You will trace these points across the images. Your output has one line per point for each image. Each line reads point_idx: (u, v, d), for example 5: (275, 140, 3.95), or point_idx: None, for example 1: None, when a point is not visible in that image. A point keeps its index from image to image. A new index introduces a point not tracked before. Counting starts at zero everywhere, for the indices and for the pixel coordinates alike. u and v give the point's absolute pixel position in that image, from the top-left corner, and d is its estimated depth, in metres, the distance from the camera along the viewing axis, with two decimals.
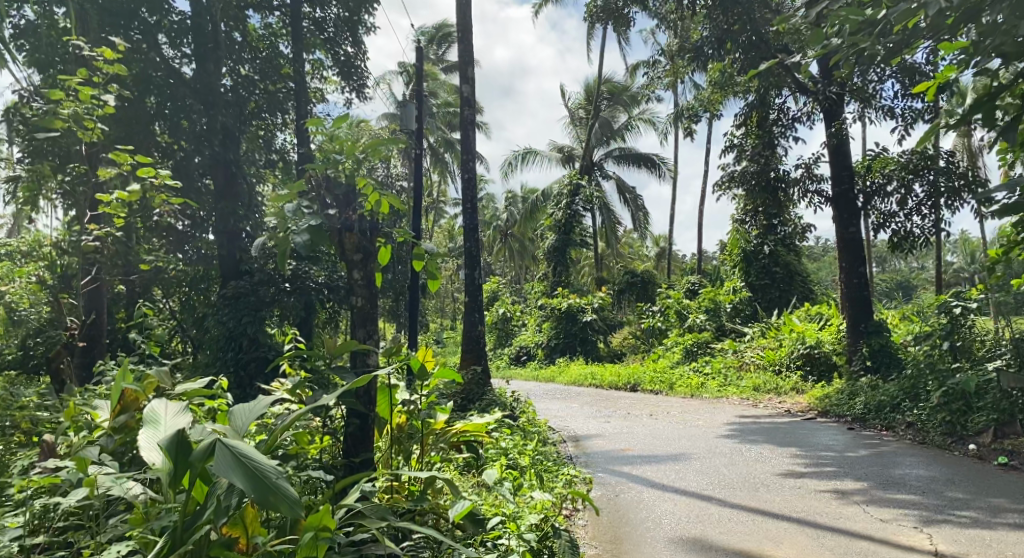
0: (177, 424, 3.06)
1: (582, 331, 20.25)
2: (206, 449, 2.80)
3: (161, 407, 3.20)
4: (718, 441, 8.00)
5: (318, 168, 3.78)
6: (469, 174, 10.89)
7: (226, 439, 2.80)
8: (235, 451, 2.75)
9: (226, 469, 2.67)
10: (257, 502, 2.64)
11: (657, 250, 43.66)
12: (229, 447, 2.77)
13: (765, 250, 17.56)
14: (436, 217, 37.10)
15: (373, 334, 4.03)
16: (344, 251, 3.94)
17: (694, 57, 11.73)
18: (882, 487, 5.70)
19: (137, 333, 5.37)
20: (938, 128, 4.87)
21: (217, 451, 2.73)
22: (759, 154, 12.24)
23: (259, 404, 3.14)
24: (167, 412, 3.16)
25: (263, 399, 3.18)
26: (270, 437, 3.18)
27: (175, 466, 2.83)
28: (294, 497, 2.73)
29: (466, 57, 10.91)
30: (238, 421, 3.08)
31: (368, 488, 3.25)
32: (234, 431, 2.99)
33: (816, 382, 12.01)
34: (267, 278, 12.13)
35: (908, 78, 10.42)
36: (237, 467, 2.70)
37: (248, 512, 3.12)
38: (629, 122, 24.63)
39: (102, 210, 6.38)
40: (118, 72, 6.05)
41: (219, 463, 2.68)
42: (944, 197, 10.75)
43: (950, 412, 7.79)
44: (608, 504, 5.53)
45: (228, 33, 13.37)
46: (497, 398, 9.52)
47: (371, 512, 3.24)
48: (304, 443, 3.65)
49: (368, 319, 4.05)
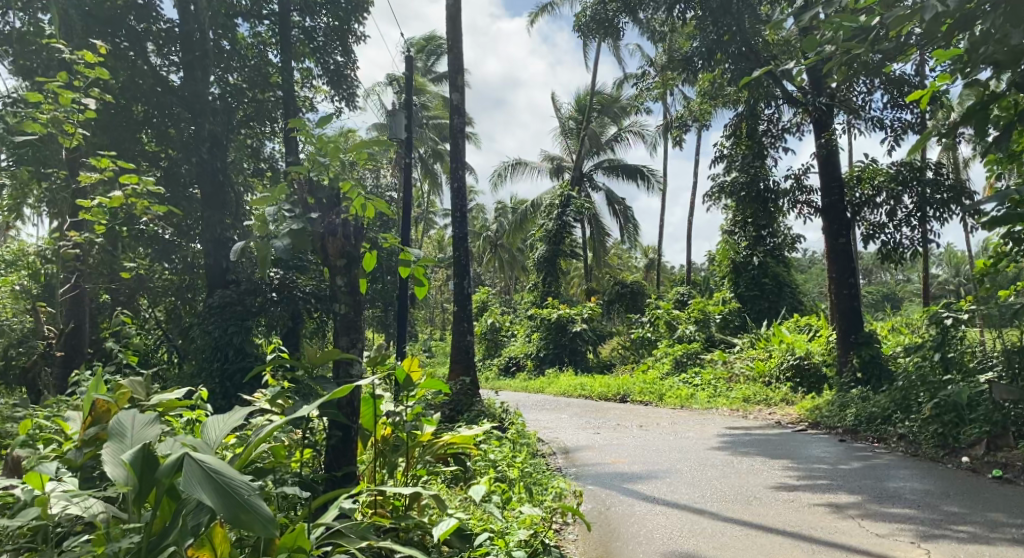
0: (144, 436, 2.93)
1: (572, 341, 20.16)
2: (173, 464, 2.66)
3: (128, 417, 3.03)
4: (709, 453, 7.92)
5: (301, 171, 3.65)
6: (458, 183, 10.81)
7: (195, 454, 2.67)
8: (206, 467, 2.61)
9: (194, 485, 2.54)
10: (228, 521, 2.50)
11: (646, 262, 43.78)
12: (199, 463, 2.63)
13: (754, 261, 17.57)
14: (425, 227, 36.97)
15: (356, 343, 3.94)
16: (328, 256, 3.83)
17: (685, 67, 11.72)
18: (877, 501, 5.62)
19: (115, 342, 5.22)
20: (929, 138, 4.78)
21: (185, 466, 2.60)
22: (749, 165, 12.23)
23: (234, 416, 3.00)
24: (134, 423, 3.01)
25: (238, 411, 3.05)
26: (244, 452, 3.06)
27: (141, 482, 2.73)
28: (269, 516, 2.59)
29: (457, 66, 10.85)
30: (210, 434, 2.95)
31: (348, 506, 3.14)
32: (205, 444, 2.86)
33: (806, 393, 11.96)
34: (254, 287, 11.98)
35: (897, 89, 10.45)
36: (207, 483, 2.57)
37: (216, 532, 2.97)
38: (619, 133, 24.68)
39: (83, 215, 6.22)
40: (100, 76, 5.91)
41: (187, 478, 2.55)
42: (933, 209, 10.77)
43: (942, 424, 7.75)
44: (598, 517, 5.42)
45: (216, 41, 13.27)
46: (486, 410, 9.41)
47: (351, 531, 3.12)
48: (282, 456, 3.51)
49: (351, 327, 3.93)
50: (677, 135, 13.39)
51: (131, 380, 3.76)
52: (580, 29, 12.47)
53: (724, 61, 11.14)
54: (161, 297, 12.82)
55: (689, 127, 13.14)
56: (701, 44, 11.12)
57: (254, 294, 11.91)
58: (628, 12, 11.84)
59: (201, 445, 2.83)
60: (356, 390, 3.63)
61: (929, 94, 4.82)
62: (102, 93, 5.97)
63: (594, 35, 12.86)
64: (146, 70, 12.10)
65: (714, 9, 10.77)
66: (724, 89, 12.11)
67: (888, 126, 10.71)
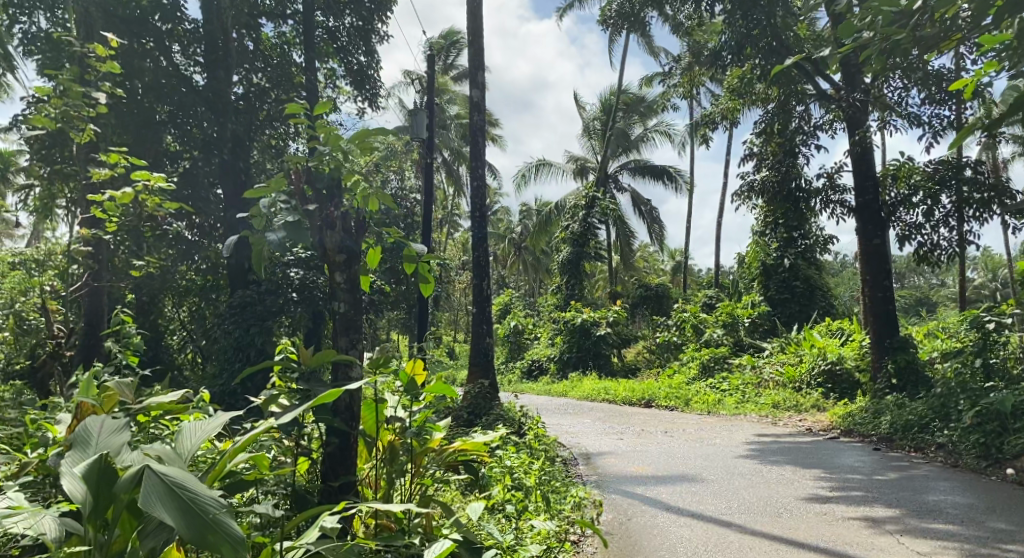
0: (108, 445, 2.67)
1: (596, 345, 19.85)
2: (132, 477, 2.43)
3: (95, 424, 2.78)
4: (737, 461, 7.61)
5: (298, 159, 3.43)
6: (479, 182, 10.62)
7: (157, 465, 2.43)
8: (169, 482, 2.39)
9: (154, 501, 2.32)
10: (192, 541, 2.29)
11: (673, 264, 43.36)
12: (163, 476, 2.41)
13: (784, 263, 17.21)
14: (450, 230, 36.87)
15: (356, 343, 3.69)
16: (326, 252, 3.60)
17: (713, 63, 11.38)
18: (916, 515, 5.29)
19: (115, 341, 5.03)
20: (970, 131, 4.44)
21: (146, 480, 2.37)
22: (780, 163, 11.85)
23: (212, 423, 2.77)
24: (101, 430, 2.76)
25: (219, 416, 2.81)
26: (220, 464, 2.80)
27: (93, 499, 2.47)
28: (238, 536, 2.38)
29: (477, 63, 10.66)
30: (184, 444, 2.72)
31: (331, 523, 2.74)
32: (173, 452, 2.64)
33: (838, 400, 11.57)
34: (275, 287, 11.84)
35: (934, 84, 10.04)
36: (169, 500, 2.35)
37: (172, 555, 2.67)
38: (645, 133, 24.36)
39: (95, 211, 6.11)
40: (111, 69, 5.76)
41: (146, 494, 2.32)
42: (972, 208, 10.34)
43: (984, 434, 7.37)
44: (617, 528, 5.20)
45: (239, 41, 13.19)
46: (505, 414, 9.18)
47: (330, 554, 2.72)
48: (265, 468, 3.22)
49: (350, 327, 3.71)
50: (705, 134, 13.07)
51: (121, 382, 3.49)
52: (604, 24, 12.22)
53: (752, 57, 10.86)
54: (185, 297, 12.77)
55: (716, 125, 12.82)
56: (730, 38, 10.79)
57: (275, 294, 11.78)
58: (655, 7, 11.55)
59: (165, 453, 2.62)
60: (355, 393, 3.43)
61: (973, 84, 4.50)
62: (114, 87, 5.84)
63: (619, 31, 12.57)
64: (170, 70, 12.06)
65: (743, 2, 10.46)
66: (753, 86, 11.77)
67: (925, 123, 10.30)
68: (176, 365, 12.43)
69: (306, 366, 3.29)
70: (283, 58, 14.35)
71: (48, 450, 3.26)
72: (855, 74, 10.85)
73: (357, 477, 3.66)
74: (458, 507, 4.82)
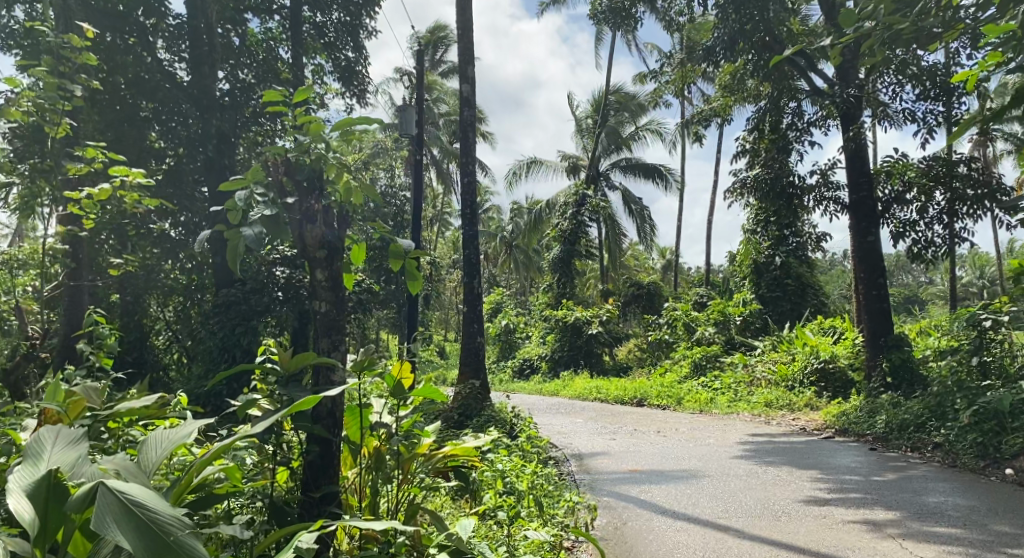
0: (63, 458, 2.43)
1: (588, 343, 19.72)
2: (84, 496, 2.19)
3: (48, 435, 2.53)
4: (732, 462, 7.49)
5: (277, 150, 3.23)
6: (469, 178, 10.42)
7: (112, 482, 2.21)
8: (127, 501, 2.17)
9: (108, 523, 2.09)
10: None
11: (664, 262, 43.36)
12: (119, 494, 2.18)
13: (776, 261, 17.11)
14: (440, 228, 36.66)
15: (338, 345, 3.51)
16: (307, 249, 3.43)
17: (705, 58, 11.25)
18: (918, 518, 5.17)
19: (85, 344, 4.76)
20: (967, 126, 4.34)
21: (100, 499, 2.15)
22: (772, 160, 11.71)
23: (180, 432, 2.58)
24: (56, 440, 2.50)
25: (188, 424, 2.64)
26: (185, 477, 2.61)
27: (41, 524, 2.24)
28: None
29: (467, 58, 10.47)
30: (149, 457, 2.54)
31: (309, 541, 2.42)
32: (135, 466, 2.47)
33: (831, 399, 11.47)
34: (260, 286, 11.62)
35: (928, 80, 9.93)
36: (125, 521, 2.13)
37: None
38: (636, 131, 24.23)
39: (72, 207, 5.90)
40: (87, 61, 5.54)
41: (99, 515, 2.10)
42: (966, 205, 10.24)
43: (982, 433, 7.28)
44: (612, 533, 5.05)
45: (224, 36, 12.93)
46: (496, 415, 9.03)
47: None
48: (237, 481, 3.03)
49: (333, 328, 3.53)
50: (697, 131, 12.94)
51: (88, 386, 3.27)
52: (595, 20, 12.06)
53: (745, 53, 10.73)
54: (170, 297, 12.56)
55: (708, 123, 12.71)
56: (723, 32, 10.63)
57: (260, 293, 11.56)
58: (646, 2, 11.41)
59: (125, 468, 2.44)
60: (338, 398, 3.26)
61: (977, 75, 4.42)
62: (89, 79, 5.63)
63: (609, 26, 12.42)
64: (154, 66, 11.81)
65: None
66: (746, 82, 11.66)
67: (919, 119, 10.21)
68: (162, 366, 12.23)
69: (285, 371, 3.11)
70: (270, 54, 14.10)
71: (9, 459, 3.01)
72: (850, 70, 10.74)
73: (341, 485, 3.48)
74: (448, 514, 4.68)
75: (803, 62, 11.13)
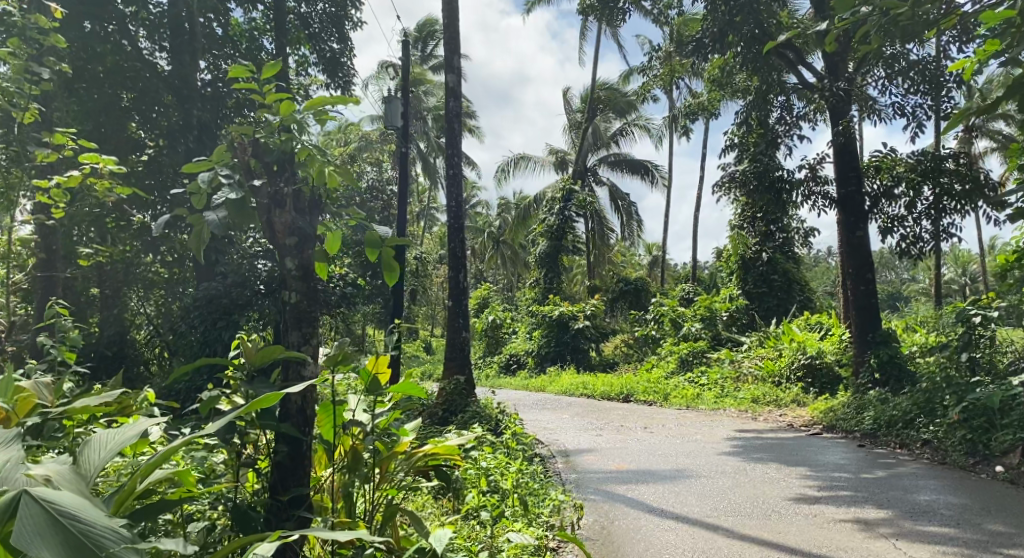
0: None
1: (574, 339, 19.60)
2: (6, 505, 1.95)
3: None
4: (720, 458, 7.39)
5: (244, 130, 3.05)
6: (454, 169, 10.24)
7: (41, 490, 1.98)
8: (55, 511, 1.94)
9: (32, 537, 1.86)
10: None
11: (650, 259, 43.43)
12: (47, 503, 1.94)
13: (763, 257, 17.07)
14: (425, 223, 36.42)
15: (308, 338, 3.34)
16: (275, 236, 3.24)
17: (695, 50, 11.08)
18: (909, 516, 5.08)
19: (45, 337, 4.53)
20: (965, 115, 4.27)
21: (24, 510, 1.91)
22: (762, 154, 11.54)
23: (125, 435, 2.34)
24: None
25: (135, 426, 2.39)
26: (130, 485, 2.37)
27: None
28: None
29: (452, 47, 10.27)
30: (89, 462, 2.29)
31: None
32: (73, 472, 2.22)
33: (818, 394, 11.41)
34: (242, 280, 11.41)
35: (920, 76, 9.84)
36: (52, 535, 1.89)
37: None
38: (624, 126, 24.11)
39: (38, 196, 5.67)
40: (57, 43, 5.30)
41: (23, 528, 1.86)
42: (954, 201, 10.16)
43: (971, 430, 7.20)
44: (599, 534, 4.89)
45: (206, 25, 12.62)
46: (482, 412, 8.86)
47: None
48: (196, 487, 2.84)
49: (304, 319, 3.36)
50: (686, 125, 12.82)
51: (39, 381, 3.05)
52: (583, 12, 11.90)
53: (735, 45, 10.60)
54: (150, 290, 12.29)
55: (697, 118, 12.59)
56: (712, 24, 10.54)
57: (242, 287, 11.34)
58: None
59: (59, 473, 2.18)
60: (309, 394, 3.10)
61: (973, 64, 4.35)
62: (58, 62, 5.40)
63: (598, 19, 12.25)
64: (133, 54, 11.52)
65: None
66: (735, 76, 11.54)
67: (909, 114, 10.14)
68: (141, 361, 11.94)
69: (251, 366, 2.94)
70: (253, 44, 13.82)
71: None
72: (839, 64, 10.67)
73: (314, 486, 3.32)
74: (429, 519, 4.53)
75: (792, 55, 11.07)
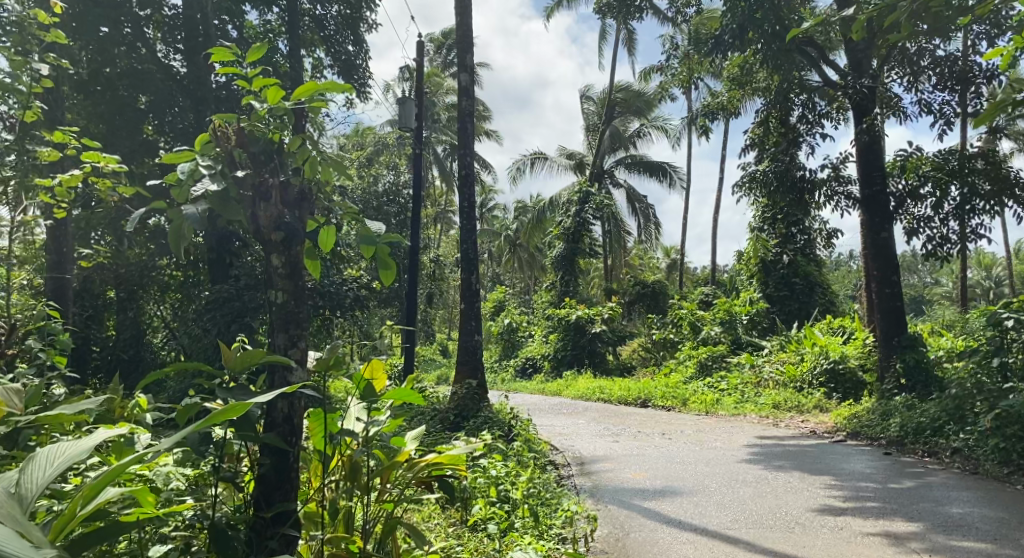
0: None
1: (590, 343, 19.32)
2: None
3: None
4: (740, 466, 7.15)
5: (226, 117, 2.88)
6: (467, 169, 10.05)
7: None
8: None
9: None
10: None
11: (668, 262, 43.14)
12: None
13: (783, 260, 16.77)
14: (441, 226, 36.26)
15: (296, 341, 3.18)
16: (261, 232, 3.04)
17: (715, 47, 10.73)
18: (942, 531, 4.81)
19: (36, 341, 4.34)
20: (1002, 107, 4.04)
21: None
22: (783, 153, 11.28)
23: (73, 455, 2.15)
24: None
25: (87, 445, 2.20)
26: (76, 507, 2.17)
27: None
28: None
29: (465, 46, 10.09)
30: (31, 485, 2.09)
31: None
32: (9, 496, 2.02)
33: (842, 400, 11.10)
34: (254, 283, 11.29)
35: (949, 72, 9.53)
36: None
37: None
38: (641, 128, 23.86)
39: (42, 197, 5.42)
40: (58, 38, 5.14)
41: None
42: (982, 200, 9.82)
43: (1004, 439, 6.89)
44: (613, 547, 4.66)
45: (221, 28, 12.51)
46: (496, 418, 8.66)
47: None
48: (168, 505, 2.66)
49: (291, 321, 3.19)
50: (704, 124, 12.54)
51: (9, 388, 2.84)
52: (601, 11, 11.64)
53: (755, 42, 10.30)
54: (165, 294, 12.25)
55: (717, 118, 12.31)
56: (731, 21, 10.23)
57: (254, 290, 11.19)
58: None
59: None
60: (295, 403, 2.96)
61: (1009, 56, 4.12)
62: (58, 57, 5.24)
63: (615, 18, 11.98)
64: (148, 57, 11.43)
65: None
66: (756, 73, 11.26)
67: (936, 110, 9.85)
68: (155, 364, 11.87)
69: (229, 372, 2.77)
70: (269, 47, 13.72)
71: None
72: (863, 60, 10.40)
73: (307, 498, 3.17)
74: (435, 532, 4.35)
75: (814, 53, 10.81)
